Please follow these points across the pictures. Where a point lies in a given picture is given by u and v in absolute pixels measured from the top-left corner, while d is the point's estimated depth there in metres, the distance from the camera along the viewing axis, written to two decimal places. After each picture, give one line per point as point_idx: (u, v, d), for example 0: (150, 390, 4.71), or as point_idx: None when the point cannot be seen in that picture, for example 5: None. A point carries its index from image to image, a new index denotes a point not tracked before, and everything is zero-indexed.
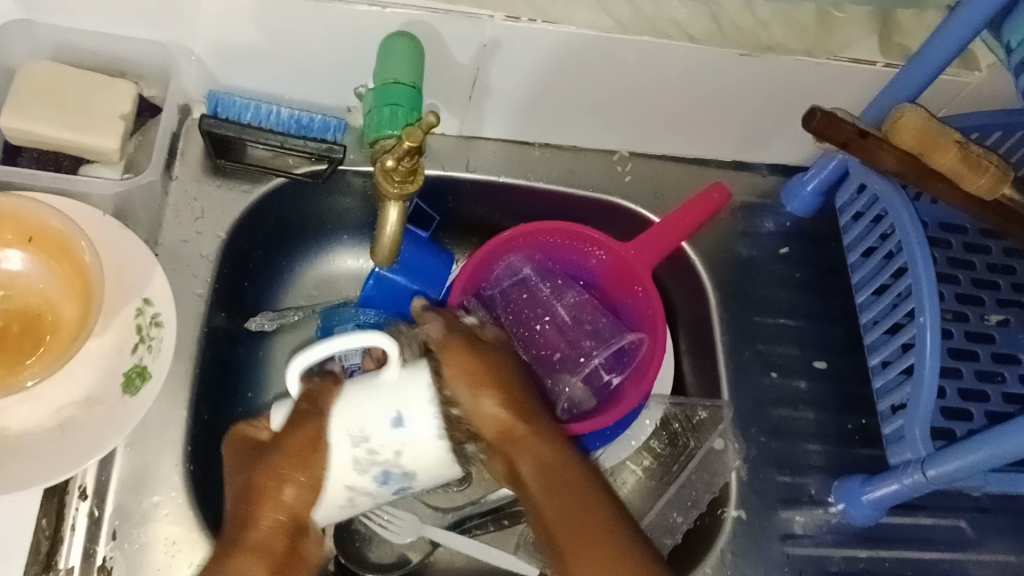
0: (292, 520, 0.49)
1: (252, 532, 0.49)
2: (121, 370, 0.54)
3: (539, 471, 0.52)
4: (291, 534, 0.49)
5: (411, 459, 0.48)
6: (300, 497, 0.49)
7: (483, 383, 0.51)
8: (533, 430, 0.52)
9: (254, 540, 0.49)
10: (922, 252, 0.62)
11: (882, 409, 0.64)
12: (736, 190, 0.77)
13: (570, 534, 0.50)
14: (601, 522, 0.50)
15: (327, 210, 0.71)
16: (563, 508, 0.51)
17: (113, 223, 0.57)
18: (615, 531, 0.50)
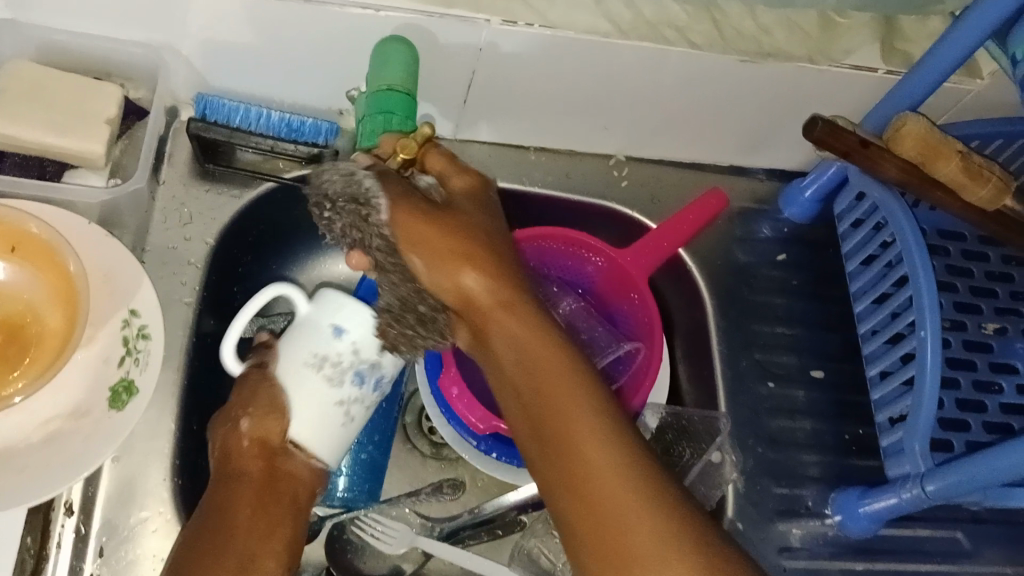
0: (265, 445, 0.54)
1: (235, 464, 0.55)
2: (108, 383, 0.53)
3: (524, 349, 0.50)
4: (266, 458, 0.54)
5: (369, 348, 0.52)
6: (256, 427, 0.54)
7: (525, 343, 0.50)
8: (489, 269, 0.50)
9: (232, 470, 0.55)
10: (923, 262, 0.61)
11: (880, 420, 0.64)
12: (734, 195, 0.76)
13: (560, 461, 0.48)
14: (587, 419, 0.48)
15: (318, 213, 0.69)
16: (574, 400, 0.48)
17: (100, 231, 0.55)
18: (604, 420, 0.48)
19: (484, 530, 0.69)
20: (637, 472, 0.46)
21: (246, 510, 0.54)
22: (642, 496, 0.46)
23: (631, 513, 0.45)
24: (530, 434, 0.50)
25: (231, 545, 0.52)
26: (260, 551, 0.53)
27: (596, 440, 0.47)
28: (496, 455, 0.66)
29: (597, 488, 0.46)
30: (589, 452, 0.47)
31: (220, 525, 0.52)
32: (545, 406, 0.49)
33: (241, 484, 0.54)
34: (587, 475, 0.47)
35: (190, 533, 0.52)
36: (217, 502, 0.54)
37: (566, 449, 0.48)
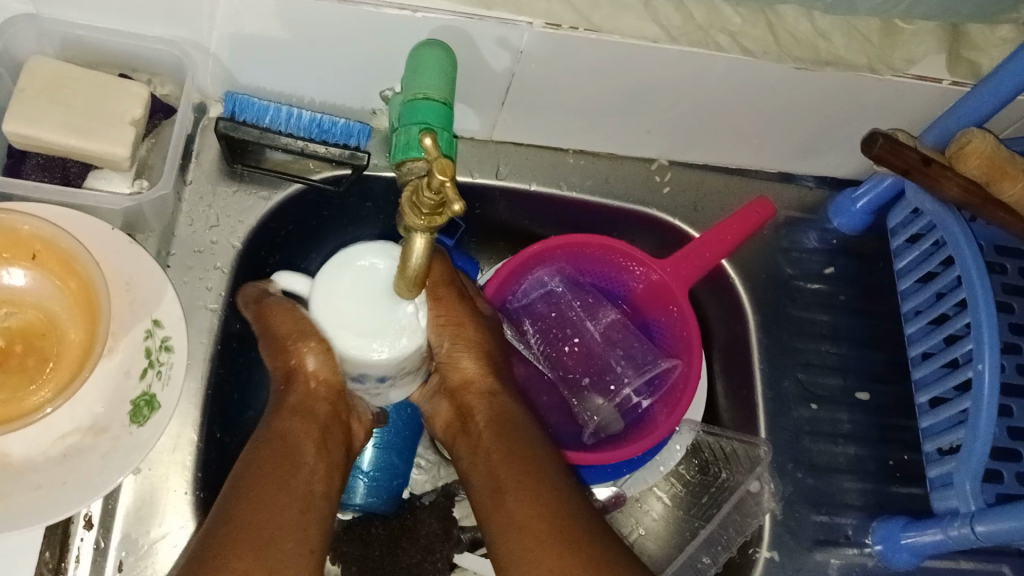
0: (328, 385, 0.55)
1: (297, 397, 0.55)
2: (129, 397, 0.51)
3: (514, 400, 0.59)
4: (333, 400, 0.55)
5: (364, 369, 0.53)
6: (324, 366, 0.54)
7: (495, 394, 0.59)
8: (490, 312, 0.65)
9: (296, 403, 0.55)
10: (983, 289, 0.57)
11: (928, 450, 0.61)
12: (782, 203, 0.73)
13: (531, 492, 0.52)
14: (555, 480, 0.53)
15: (349, 214, 0.67)
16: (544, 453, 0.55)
17: (123, 238, 0.54)
18: (578, 493, 0.54)
19: None
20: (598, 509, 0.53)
21: (310, 446, 0.53)
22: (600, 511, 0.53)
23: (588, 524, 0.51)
24: (495, 439, 0.56)
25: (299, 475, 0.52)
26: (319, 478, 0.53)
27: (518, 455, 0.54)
28: None
29: (559, 527, 0.50)
30: (543, 465, 0.54)
31: (284, 454, 0.52)
32: (507, 440, 0.55)
33: (303, 422, 0.54)
34: (547, 506, 0.51)
35: (250, 461, 0.52)
36: (278, 432, 0.54)
37: (537, 499, 0.52)
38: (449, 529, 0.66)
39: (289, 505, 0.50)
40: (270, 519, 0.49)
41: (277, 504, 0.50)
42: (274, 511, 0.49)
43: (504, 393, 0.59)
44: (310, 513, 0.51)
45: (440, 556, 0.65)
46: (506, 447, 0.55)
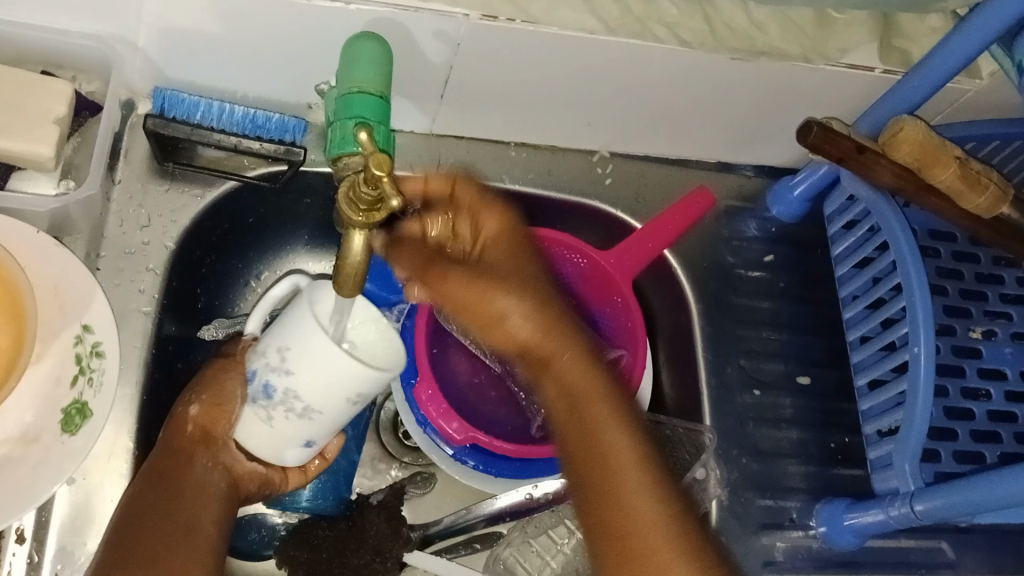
0: (204, 434, 0.54)
1: (177, 445, 0.53)
2: (59, 405, 0.49)
3: (592, 393, 0.50)
4: (205, 444, 0.54)
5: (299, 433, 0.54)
6: (204, 411, 0.53)
7: (555, 360, 0.51)
8: (526, 264, 0.52)
9: (178, 450, 0.53)
10: (918, 275, 0.58)
11: (868, 432, 0.62)
12: (722, 193, 0.73)
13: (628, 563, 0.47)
14: (648, 529, 0.47)
15: (287, 211, 0.66)
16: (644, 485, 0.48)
17: (48, 240, 0.52)
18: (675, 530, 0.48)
19: (462, 543, 0.66)
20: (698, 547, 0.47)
21: (187, 487, 0.52)
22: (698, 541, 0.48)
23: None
24: (581, 470, 0.49)
25: (181, 516, 0.51)
26: (203, 511, 0.52)
27: (635, 494, 0.48)
28: (472, 464, 0.64)
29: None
30: (632, 508, 0.48)
31: (165, 489, 0.52)
32: (592, 474, 0.49)
33: (185, 467, 0.53)
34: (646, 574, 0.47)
35: (134, 496, 0.51)
36: (157, 469, 0.52)
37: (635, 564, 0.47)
38: (397, 528, 0.64)
39: (173, 532, 0.50)
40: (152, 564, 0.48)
41: (158, 545, 0.49)
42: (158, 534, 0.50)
43: (584, 388, 0.50)
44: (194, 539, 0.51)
45: (389, 556, 0.62)
46: (593, 483, 0.49)
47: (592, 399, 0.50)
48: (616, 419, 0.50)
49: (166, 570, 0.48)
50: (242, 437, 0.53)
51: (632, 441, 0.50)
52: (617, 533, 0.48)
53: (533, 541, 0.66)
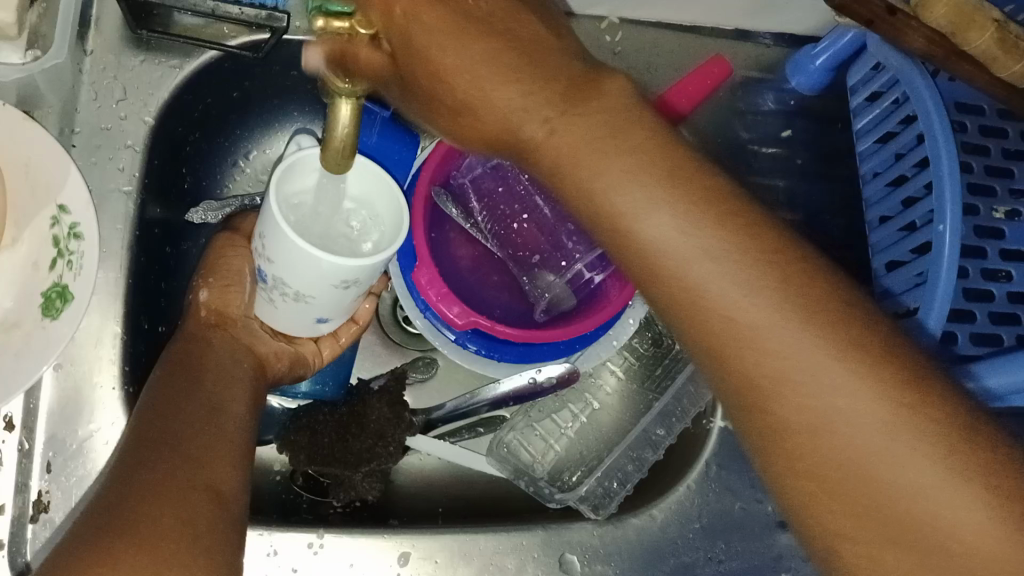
0: (216, 316, 0.55)
1: (195, 330, 0.54)
2: (39, 289, 0.47)
3: (682, 258, 0.43)
4: (223, 325, 0.54)
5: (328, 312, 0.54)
6: (216, 293, 0.55)
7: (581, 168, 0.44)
8: (429, 25, 0.41)
9: (194, 333, 0.53)
10: (947, 149, 0.54)
11: (884, 313, 0.60)
12: (737, 63, 0.69)
13: (793, 438, 0.41)
14: (801, 368, 0.41)
15: (273, 84, 0.62)
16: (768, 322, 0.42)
17: (16, 114, 0.48)
18: (836, 363, 0.41)
19: (466, 428, 0.66)
20: (863, 367, 0.40)
21: (210, 372, 0.50)
22: (862, 339, 0.41)
23: (906, 451, 0.39)
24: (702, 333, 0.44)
25: (204, 397, 0.49)
26: (229, 395, 0.50)
27: (793, 360, 0.41)
28: (473, 349, 0.61)
29: (848, 462, 0.40)
30: (797, 374, 0.41)
31: (185, 376, 0.49)
32: (710, 327, 0.43)
33: (206, 351, 0.52)
34: (833, 433, 0.40)
35: (156, 384, 0.49)
36: (178, 358, 0.51)
37: (790, 440, 0.41)
38: (400, 412, 0.62)
39: (196, 411, 0.47)
40: (180, 440, 0.45)
41: (181, 423, 0.46)
42: (184, 413, 0.47)
43: (662, 255, 0.43)
44: (222, 416, 0.48)
45: (392, 440, 0.61)
46: (721, 350, 0.43)
47: (673, 263, 0.43)
48: (725, 274, 0.42)
49: (193, 446, 0.45)
50: (263, 313, 0.55)
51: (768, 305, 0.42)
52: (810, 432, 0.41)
53: (537, 425, 0.65)
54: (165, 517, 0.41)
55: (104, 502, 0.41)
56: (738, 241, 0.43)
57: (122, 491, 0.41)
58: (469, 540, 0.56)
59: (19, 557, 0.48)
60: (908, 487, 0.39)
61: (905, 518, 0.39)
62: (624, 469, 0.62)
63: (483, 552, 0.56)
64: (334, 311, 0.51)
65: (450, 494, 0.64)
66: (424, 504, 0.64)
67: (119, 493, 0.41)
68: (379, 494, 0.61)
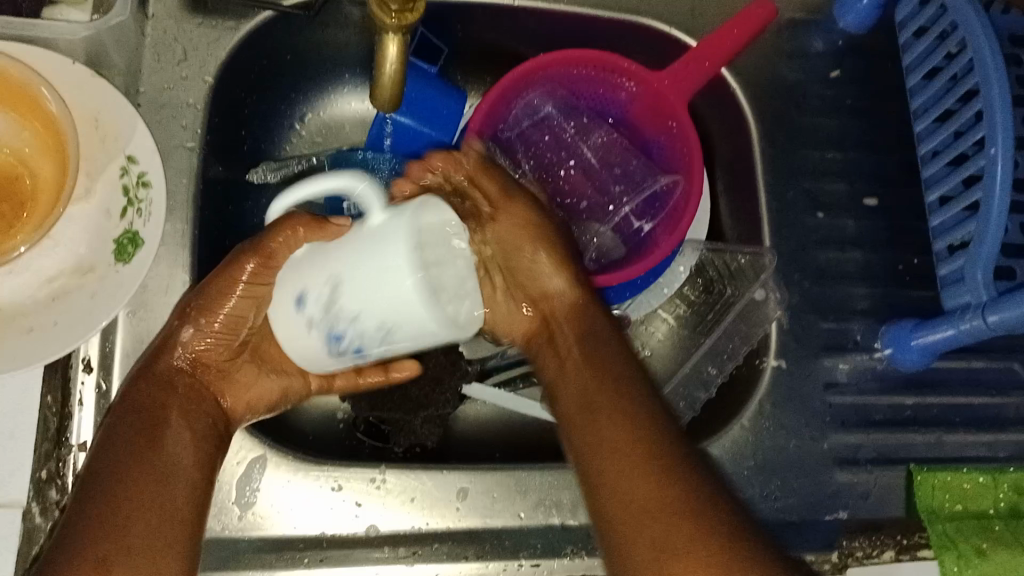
0: (192, 362, 0.50)
1: (162, 364, 0.49)
2: (112, 236, 0.50)
3: (576, 384, 0.50)
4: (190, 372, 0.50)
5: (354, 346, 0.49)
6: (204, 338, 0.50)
7: (568, 357, 0.52)
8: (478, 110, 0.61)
9: (160, 372, 0.49)
10: (995, 69, 0.53)
11: (938, 248, 0.59)
12: (784, 5, 0.68)
13: (630, 511, 0.43)
14: (619, 484, 0.44)
15: (325, 44, 0.64)
16: (603, 435, 0.46)
17: (86, 70, 0.51)
18: (648, 471, 0.44)
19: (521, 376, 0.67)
20: (668, 481, 0.43)
21: (169, 421, 0.47)
22: (653, 454, 0.44)
23: (661, 523, 0.42)
24: (575, 428, 0.48)
25: (164, 450, 0.45)
26: (182, 453, 0.46)
27: (636, 468, 0.44)
28: None
29: (630, 495, 0.43)
30: (615, 488, 0.44)
31: (146, 425, 0.46)
32: (591, 426, 0.47)
33: (165, 395, 0.48)
34: (627, 493, 0.44)
35: (109, 436, 0.45)
36: (138, 396, 0.47)
37: (602, 457, 0.46)
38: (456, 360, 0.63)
39: (146, 475, 0.44)
40: (129, 501, 0.43)
41: (128, 491, 0.43)
42: (131, 481, 0.43)
43: (587, 351, 0.50)
44: (173, 485, 0.45)
45: (448, 387, 0.63)
46: (584, 386, 0.49)
47: (602, 386, 0.48)
48: (632, 434, 0.45)
49: (127, 531, 0.42)
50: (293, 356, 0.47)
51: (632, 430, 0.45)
52: (611, 483, 0.45)
53: None
54: None
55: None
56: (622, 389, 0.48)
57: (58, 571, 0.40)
58: (524, 476, 0.58)
59: None
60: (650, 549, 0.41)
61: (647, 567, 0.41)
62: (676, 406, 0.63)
63: (540, 487, 0.58)
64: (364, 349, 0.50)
65: (505, 438, 0.66)
66: (480, 449, 0.65)
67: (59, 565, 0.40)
68: (438, 438, 0.63)
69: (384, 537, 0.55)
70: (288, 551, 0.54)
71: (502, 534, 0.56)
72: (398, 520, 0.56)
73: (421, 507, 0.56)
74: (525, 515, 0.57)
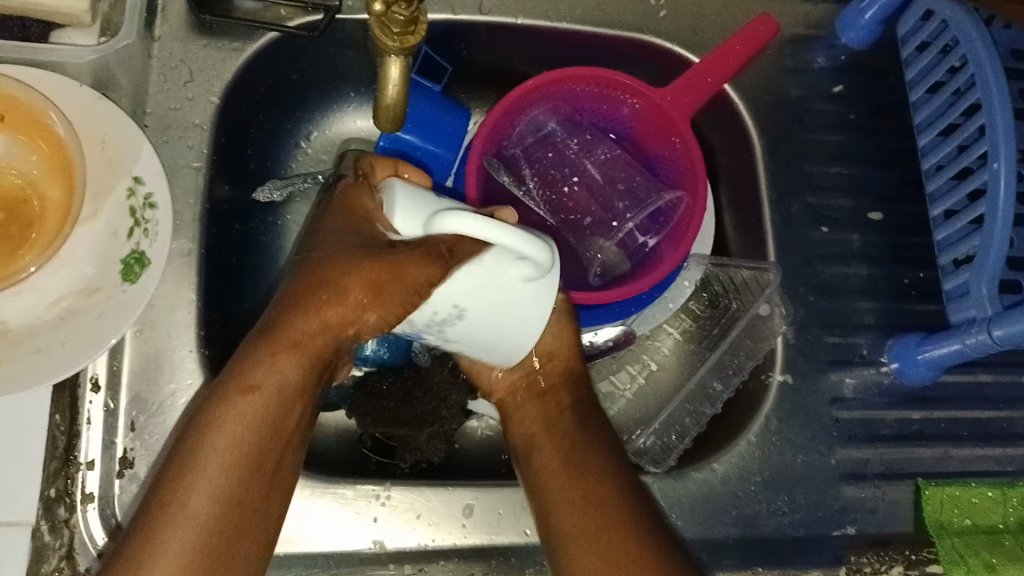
0: (330, 327, 0.45)
1: (302, 322, 0.44)
2: (119, 256, 0.50)
3: (552, 451, 0.53)
4: (327, 349, 0.45)
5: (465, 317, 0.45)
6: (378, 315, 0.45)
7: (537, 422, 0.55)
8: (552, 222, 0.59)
9: (294, 339, 0.44)
10: (997, 83, 0.53)
11: (944, 262, 0.59)
12: (786, 21, 0.69)
13: (593, 548, 0.47)
14: (577, 555, 0.47)
15: (329, 65, 0.65)
16: (566, 501, 0.50)
17: (92, 93, 0.52)
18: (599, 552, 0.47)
19: None
20: (608, 538, 0.47)
21: (291, 403, 0.44)
22: (624, 519, 0.47)
23: (604, 572, 0.46)
24: (545, 525, 0.50)
25: (271, 442, 0.44)
26: (273, 447, 0.44)
27: (602, 537, 0.47)
28: None
29: (586, 561, 0.47)
30: (571, 555, 0.48)
31: (248, 409, 0.43)
32: (551, 507, 0.50)
33: (288, 362, 0.44)
34: (584, 546, 0.47)
35: (221, 406, 0.43)
36: (250, 359, 0.44)
37: (545, 472, 0.52)
38: (460, 376, 0.62)
39: (269, 443, 0.44)
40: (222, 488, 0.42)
41: (243, 457, 0.43)
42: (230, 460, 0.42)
43: (552, 394, 0.55)
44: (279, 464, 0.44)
45: (452, 403, 0.62)
46: (562, 481, 0.51)
47: (542, 455, 0.53)
48: (578, 496, 0.49)
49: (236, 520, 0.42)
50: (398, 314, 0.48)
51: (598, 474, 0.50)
52: (580, 539, 0.48)
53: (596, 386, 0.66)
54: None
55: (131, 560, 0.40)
56: (571, 441, 0.52)
57: (136, 562, 0.40)
58: None
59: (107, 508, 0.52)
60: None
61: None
62: (682, 422, 0.63)
63: None
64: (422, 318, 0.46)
65: (514, 454, 0.66)
66: (487, 464, 0.65)
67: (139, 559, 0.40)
68: (444, 454, 0.63)
69: (390, 554, 0.55)
70: (293, 567, 0.54)
71: (508, 551, 0.57)
72: (404, 538, 0.56)
73: (427, 524, 0.56)
74: (532, 532, 0.57)
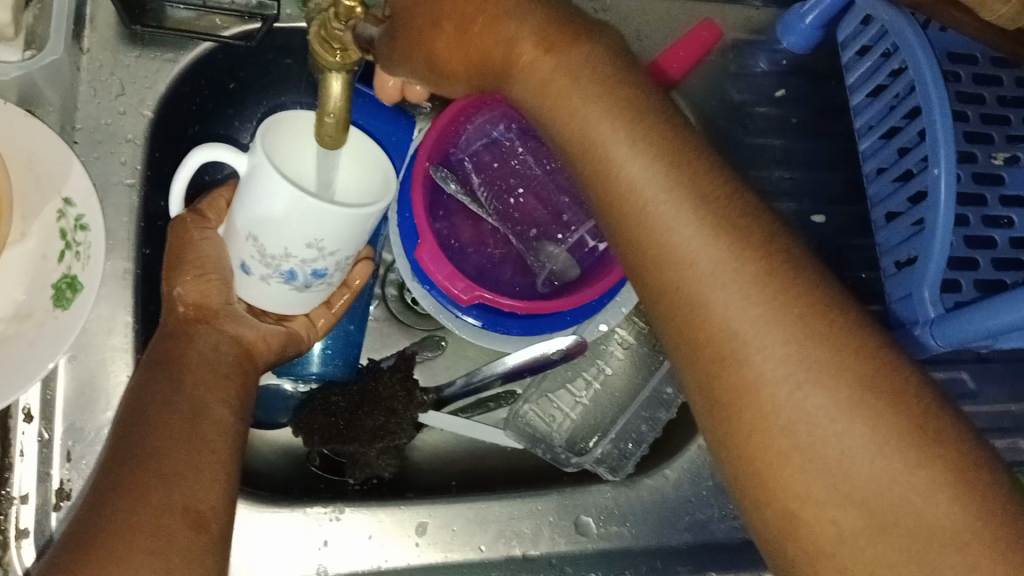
0: (199, 311, 0.51)
1: (172, 317, 0.51)
2: (50, 281, 0.49)
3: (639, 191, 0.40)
4: (205, 319, 0.51)
5: (282, 244, 0.45)
6: (195, 287, 0.51)
7: (549, 82, 0.42)
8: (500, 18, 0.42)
9: (169, 329, 0.50)
10: (935, 90, 0.54)
11: (886, 265, 0.60)
12: (728, 25, 0.69)
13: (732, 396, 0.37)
14: (728, 289, 0.37)
15: (268, 74, 0.64)
16: (733, 292, 0.37)
17: (16, 111, 0.50)
18: (830, 367, 0.36)
19: (476, 404, 0.67)
20: (884, 392, 0.35)
21: (195, 362, 0.49)
22: (859, 352, 0.36)
23: (899, 472, 0.34)
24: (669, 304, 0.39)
25: (187, 400, 0.47)
26: (208, 398, 0.48)
27: (823, 383, 0.35)
28: (480, 325, 0.62)
29: (828, 458, 0.35)
30: (747, 347, 0.37)
31: (163, 383, 0.47)
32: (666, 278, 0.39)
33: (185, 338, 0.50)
34: (814, 420, 0.35)
35: (139, 395, 0.47)
36: (166, 329, 0.50)
37: (707, 366, 0.38)
38: (411, 389, 0.62)
39: (177, 410, 0.46)
40: (150, 449, 0.44)
41: (158, 442, 0.45)
42: (158, 416, 0.46)
43: (669, 247, 0.39)
44: (202, 422, 0.47)
45: (403, 416, 0.61)
46: (671, 303, 0.39)
47: (633, 189, 0.40)
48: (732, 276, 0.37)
49: (167, 491, 0.43)
50: (254, 294, 0.50)
51: (732, 293, 0.37)
52: (745, 404, 0.37)
53: (552, 395, 0.65)
54: (135, 553, 0.40)
55: (88, 505, 0.43)
56: (705, 220, 0.39)
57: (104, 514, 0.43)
58: (484, 507, 0.57)
59: (44, 541, 0.50)
60: (848, 475, 0.34)
61: (863, 534, 0.34)
62: (638, 430, 0.63)
63: (499, 519, 0.57)
64: (288, 292, 0.49)
65: (462, 468, 0.65)
66: (438, 479, 0.64)
67: (98, 520, 0.41)
68: (396, 469, 0.62)
69: None
70: None
71: (463, 568, 0.56)
72: (356, 560, 0.55)
73: (380, 543, 0.55)
74: (486, 548, 0.57)
